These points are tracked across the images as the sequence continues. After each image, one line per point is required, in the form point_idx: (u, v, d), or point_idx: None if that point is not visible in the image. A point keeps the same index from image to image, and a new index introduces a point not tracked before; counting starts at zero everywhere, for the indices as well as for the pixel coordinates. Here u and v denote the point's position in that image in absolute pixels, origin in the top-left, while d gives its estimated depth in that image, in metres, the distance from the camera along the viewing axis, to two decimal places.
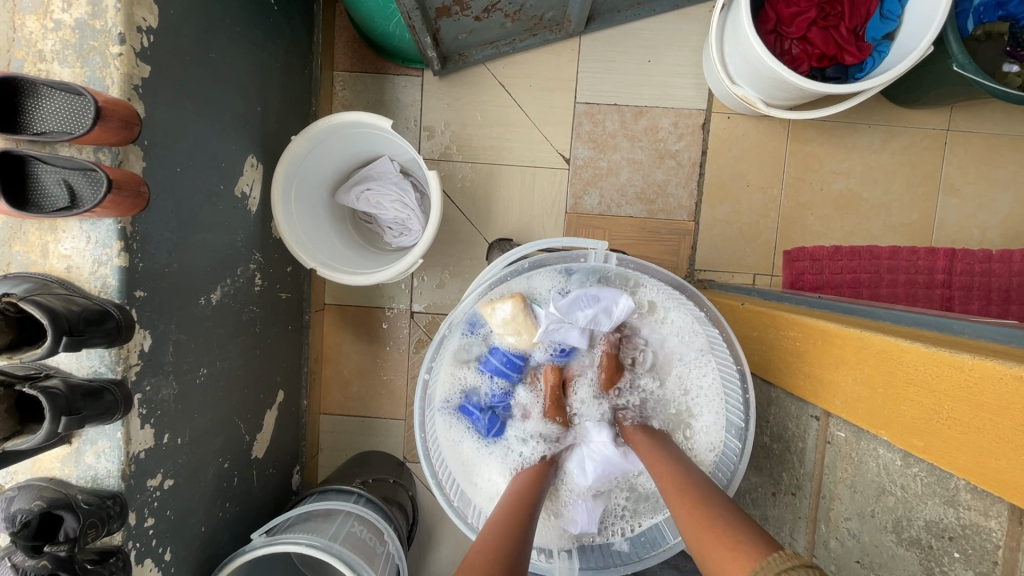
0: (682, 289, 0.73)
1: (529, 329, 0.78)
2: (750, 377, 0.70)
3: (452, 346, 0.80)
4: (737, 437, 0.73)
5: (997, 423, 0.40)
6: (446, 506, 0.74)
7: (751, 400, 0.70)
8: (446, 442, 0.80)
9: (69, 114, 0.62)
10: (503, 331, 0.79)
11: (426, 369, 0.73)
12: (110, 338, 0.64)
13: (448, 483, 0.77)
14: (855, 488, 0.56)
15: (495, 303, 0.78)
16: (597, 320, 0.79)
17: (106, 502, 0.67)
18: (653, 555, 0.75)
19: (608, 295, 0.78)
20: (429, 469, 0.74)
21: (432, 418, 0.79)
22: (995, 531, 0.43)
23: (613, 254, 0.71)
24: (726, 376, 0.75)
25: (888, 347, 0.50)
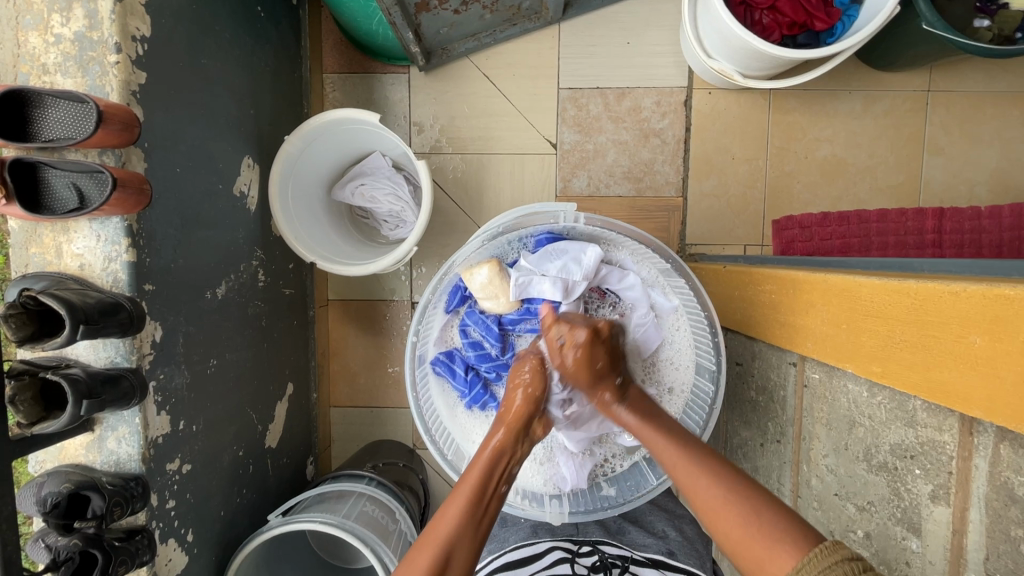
0: (648, 242, 0.76)
1: (504, 291, 0.81)
2: (717, 321, 0.73)
3: (437, 312, 0.84)
4: (709, 379, 0.76)
5: (940, 339, 0.42)
6: (438, 458, 0.78)
7: (720, 343, 0.73)
8: (436, 402, 0.84)
9: (74, 120, 0.67)
10: (481, 295, 0.82)
11: (413, 331, 0.78)
12: (123, 327, 0.68)
13: (440, 438, 0.80)
14: (829, 424, 0.59)
15: (473, 268, 0.82)
16: (567, 271, 0.79)
17: (129, 483, 0.71)
18: (638, 496, 0.78)
19: (576, 247, 0.80)
20: (422, 425, 0.79)
21: (422, 379, 0.83)
22: (948, 444, 0.46)
23: (581, 214, 0.76)
24: (696, 321, 0.77)
25: (848, 285, 0.53)
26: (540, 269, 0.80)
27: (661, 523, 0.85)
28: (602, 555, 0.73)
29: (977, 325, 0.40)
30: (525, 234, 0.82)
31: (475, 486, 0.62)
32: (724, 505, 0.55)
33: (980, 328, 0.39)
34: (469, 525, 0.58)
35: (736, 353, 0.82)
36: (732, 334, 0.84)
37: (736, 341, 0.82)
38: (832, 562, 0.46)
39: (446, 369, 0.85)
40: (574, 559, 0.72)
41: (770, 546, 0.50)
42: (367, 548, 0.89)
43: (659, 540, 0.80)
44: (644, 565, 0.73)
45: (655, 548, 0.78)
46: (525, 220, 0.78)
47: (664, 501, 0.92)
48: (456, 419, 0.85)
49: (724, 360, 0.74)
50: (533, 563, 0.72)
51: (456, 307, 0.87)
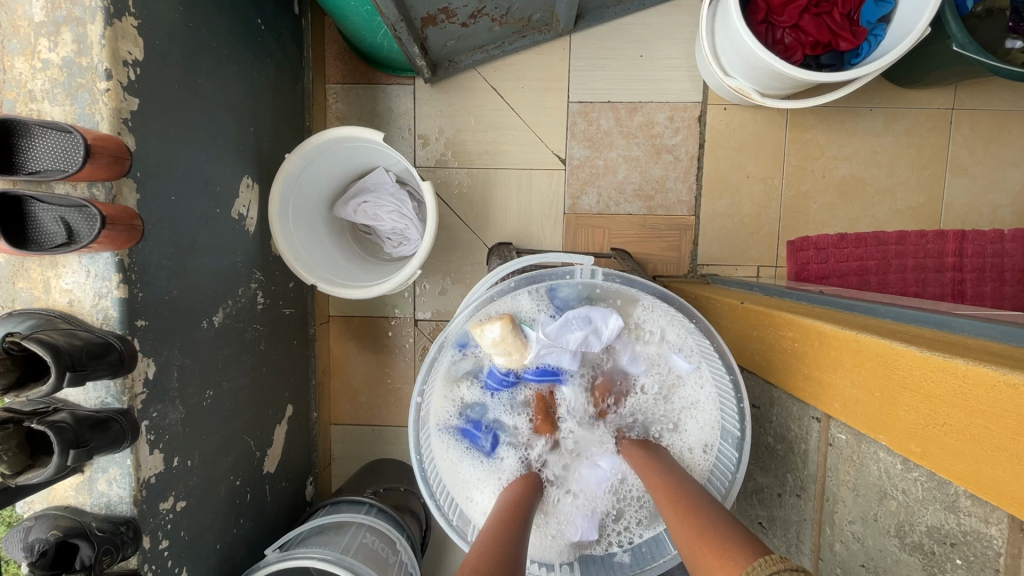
0: (672, 303, 0.72)
1: (518, 347, 0.77)
2: (743, 387, 0.70)
3: (444, 369, 0.80)
4: (733, 446, 0.73)
5: (992, 431, 0.39)
6: (445, 526, 0.74)
7: (746, 411, 0.69)
8: (443, 464, 0.80)
9: (62, 153, 0.63)
10: (492, 351, 0.78)
11: (418, 392, 0.74)
12: (113, 369, 0.65)
13: (446, 503, 0.77)
14: (857, 491, 0.56)
15: (484, 324, 0.77)
16: (588, 342, 0.76)
17: (120, 528, 0.69)
18: (654, 565, 0.74)
19: (599, 315, 0.77)
20: (425, 490, 0.75)
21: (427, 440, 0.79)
22: (995, 538, 0.42)
23: (598, 270, 0.70)
24: (722, 387, 0.73)
25: (883, 351, 0.50)
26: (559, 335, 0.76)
27: None
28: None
29: None
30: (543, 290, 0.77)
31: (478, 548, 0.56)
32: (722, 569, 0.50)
33: None
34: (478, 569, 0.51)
35: (753, 395, 0.79)
36: (749, 374, 0.80)
37: (753, 383, 0.79)
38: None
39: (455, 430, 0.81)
40: None
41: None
42: None
43: None
44: None
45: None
46: (542, 278, 0.73)
47: None
48: (459, 477, 0.81)
49: (749, 429, 0.70)
50: None
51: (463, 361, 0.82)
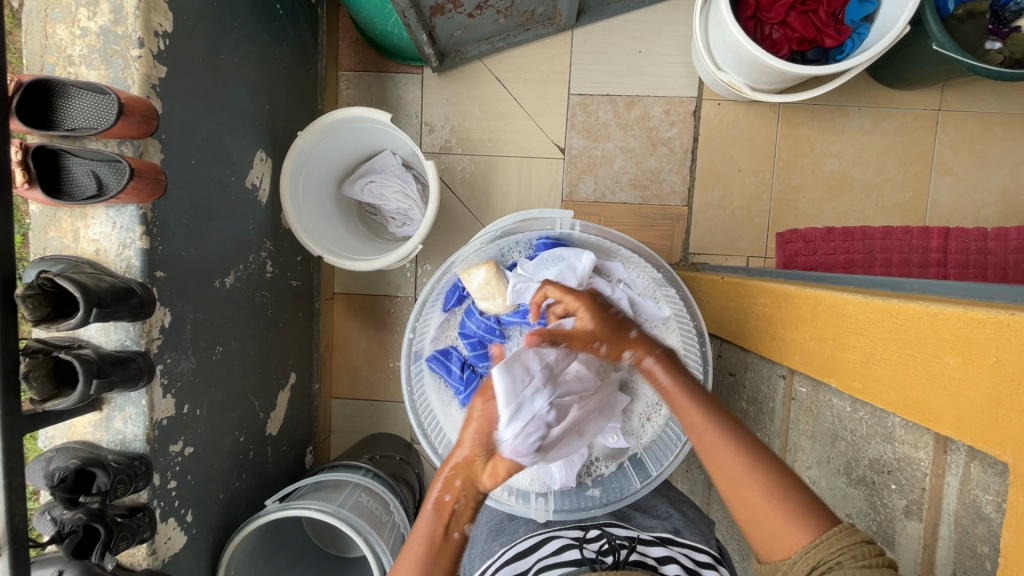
0: (641, 252, 0.79)
1: (501, 292, 0.83)
2: (705, 330, 0.75)
3: (435, 310, 0.86)
4: None
5: (917, 357, 0.44)
6: (429, 453, 0.79)
7: (707, 352, 0.75)
8: (430, 399, 0.85)
9: (96, 112, 0.69)
10: (479, 295, 0.84)
11: (410, 325, 0.80)
12: (134, 311, 0.71)
13: (432, 432, 0.82)
14: (814, 437, 0.60)
15: (472, 269, 0.84)
16: (562, 278, 0.80)
17: (133, 462, 0.74)
18: (622, 497, 0.80)
19: (571, 254, 0.81)
20: (414, 419, 0.80)
21: (417, 375, 0.85)
22: (923, 461, 0.47)
23: (576, 221, 0.79)
24: (687, 330, 0.77)
25: (834, 301, 0.55)
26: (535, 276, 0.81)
27: (663, 504, 0.83)
28: (609, 538, 0.70)
29: (951, 345, 0.41)
30: (526, 239, 0.85)
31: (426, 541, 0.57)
32: (748, 477, 0.53)
33: (953, 349, 0.40)
34: None
35: (730, 364, 0.83)
36: (726, 344, 0.85)
37: (730, 352, 0.83)
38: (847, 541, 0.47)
39: (442, 367, 0.87)
40: (580, 544, 0.70)
41: (787, 521, 0.50)
42: (360, 538, 0.92)
43: (663, 520, 0.79)
44: (652, 543, 0.71)
45: (661, 527, 0.76)
46: (524, 224, 0.81)
47: None
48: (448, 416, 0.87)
49: (711, 371, 0.75)
50: (539, 551, 0.70)
51: (453, 306, 0.89)
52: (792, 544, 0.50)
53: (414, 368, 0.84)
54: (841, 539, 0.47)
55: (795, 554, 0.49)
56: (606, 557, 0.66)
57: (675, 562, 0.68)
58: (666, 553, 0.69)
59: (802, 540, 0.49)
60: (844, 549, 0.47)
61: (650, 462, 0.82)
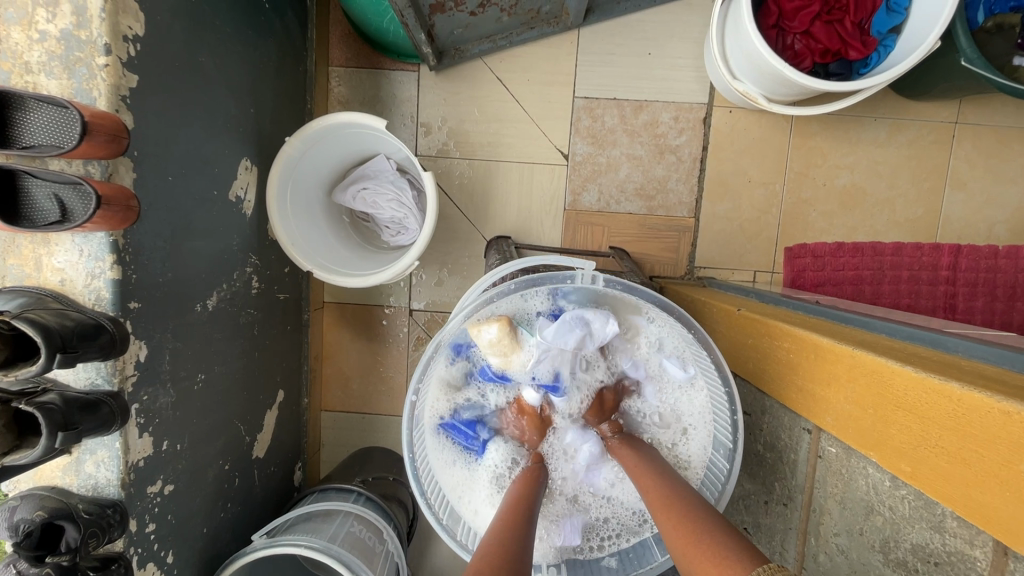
0: (672, 313, 0.72)
1: (515, 349, 0.76)
2: (737, 399, 0.70)
3: (438, 366, 0.78)
4: (724, 456, 0.74)
5: (983, 456, 0.39)
6: (435, 525, 0.74)
7: (739, 422, 0.71)
8: (433, 461, 0.80)
9: (58, 129, 0.62)
10: (489, 352, 0.77)
11: (413, 392, 0.72)
12: (105, 351, 0.65)
13: (436, 501, 0.76)
14: (844, 504, 0.56)
15: (481, 323, 0.76)
16: (584, 343, 0.76)
17: (106, 510, 0.68)
18: (643, 572, 0.75)
19: (593, 315, 0.76)
20: (417, 487, 0.75)
21: (419, 437, 0.78)
22: (979, 561, 0.43)
23: (601, 275, 0.70)
24: (716, 396, 0.74)
25: (878, 369, 0.50)
26: (556, 339, 0.75)
27: None
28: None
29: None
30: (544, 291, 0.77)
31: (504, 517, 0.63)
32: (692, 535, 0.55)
33: None
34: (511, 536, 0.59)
35: (745, 403, 0.79)
36: (741, 381, 0.81)
37: (745, 390, 0.79)
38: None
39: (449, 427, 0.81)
40: None
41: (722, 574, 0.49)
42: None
43: None
44: None
45: None
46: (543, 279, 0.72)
47: None
48: (452, 478, 0.81)
49: (740, 440, 0.72)
50: None
51: (459, 360, 0.81)
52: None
53: (416, 431, 0.78)
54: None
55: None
56: None
57: None
58: None
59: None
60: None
61: None
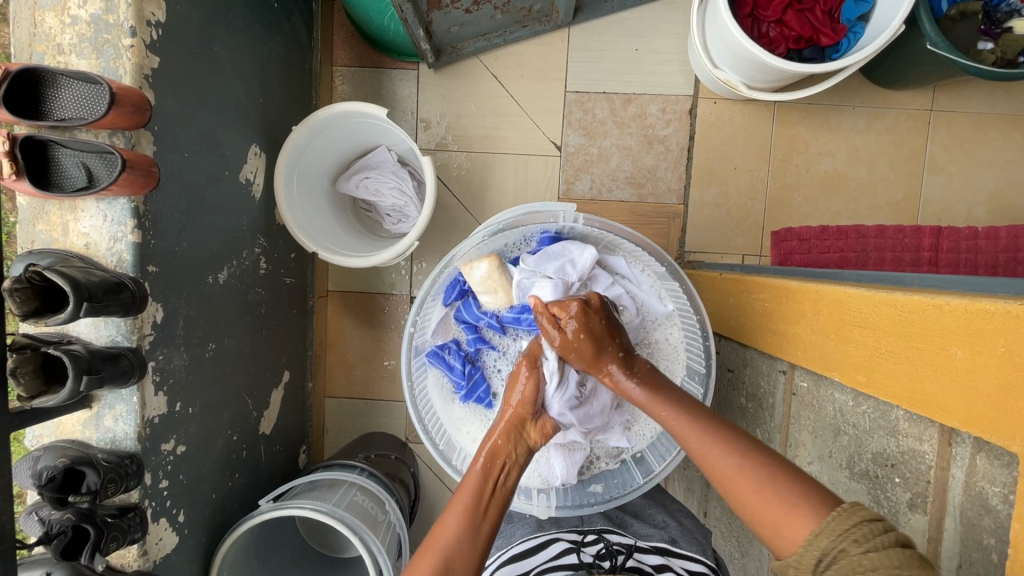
0: (645, 246, 0.78)
1: (504, 285, 0.82)
2: (708, 325, 0.75)
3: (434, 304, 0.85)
4: (698, 382, 0.78)
5: (923, 350, 0.44)
6: (429, 448, 0.80)
7: (710, 347, 0.75)
8: (431, 393, 0.86)
9: (87, 102, 0.68)
10: (480, 289, 0.83)
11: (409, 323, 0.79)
12: (126, 307, 0.69)
13: (432, 428, 0.83)
14: (815, 432, 0.61)
15: (473, 263, 0.83)
16: (564, 272, 0.80)
17: (124, 460, 0.73)
18: (624, 494, 0.80)
19: (573, 248, 0.81)
20: (415, 414, 0.81)
21: (418, 369, 0.85)
22: (928, 454, 0.47)
23: (580, 215, 0.78)
24: (689, 326, 0.79)
25: (837, 296, 0.55)
26: (538, 270, 0.81)
27: (661, 514, 0.83)
28: (607, 543, 0.70)
29: (958, 337, 0.41)
30: (528, 232, 0.84)
31: (473, 492, 0.61)
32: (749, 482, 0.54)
33: (962, 341, 0.41)
34: (471, 530, 0.58)
35: (729, 360, 0.83)
36: (725, 341, 0.85)
37: (729, 348, 0.83)
38: (849, 526, 0.47)
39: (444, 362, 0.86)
40: (579, 548, 0.70)
41: (789, 512, 0.50)
42: (357, 537, 0.91)
43: (660, 529, 0.79)
44: (648, 551, 0.70)
45: (657, 536, 0.76)
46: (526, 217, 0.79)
47: (665, 497, 0.89)
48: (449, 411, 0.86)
49: (714, 365, 0.76)
50: (540, 555, 0.70)
51: (453, 300, 0.88)
52: (797, 537, 0.49)
53: (414, 363, 0.84)
54: (846, 521, 0.47)
55: (801, 549, 0.49)
56: (603, 562, 0.67)
57: (671, 571, 0.67)
58: (663, 562, 0.69)
59: (805, 532, 0.49)
60: (847, 534, 0.47)
61: (653, 458, 0.82)
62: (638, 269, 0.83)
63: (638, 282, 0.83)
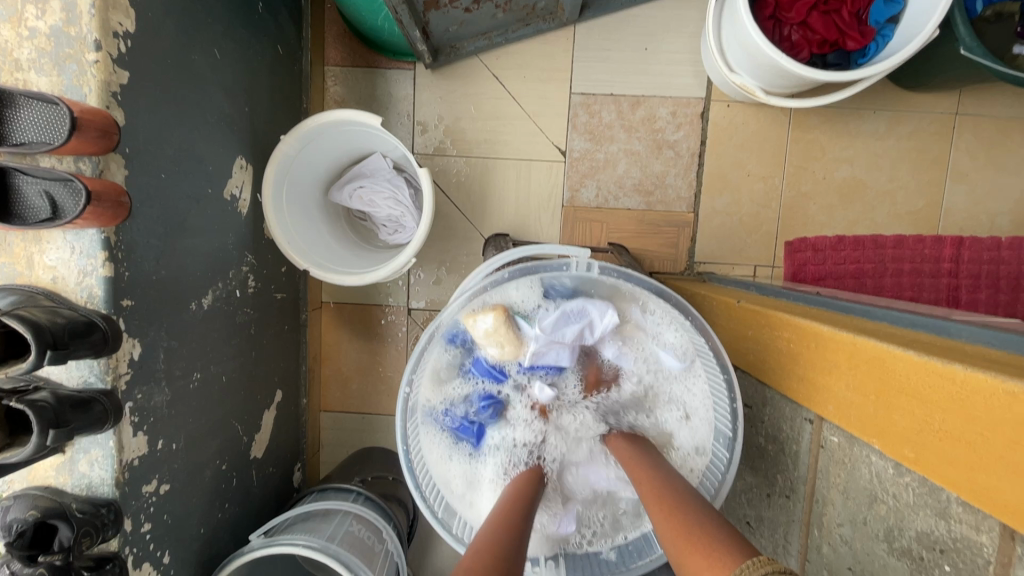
0: (669, 302, 0.71)
1: (511, 340, 0.77)
2: (736, 387, 0.70)
3: (434, 357, 0.79)
4: (725, 445, 0.73)
5: (989, 439, 0.39)
6: (428, 518, 0.74)
7: (738, 409, 0.71)
8: (430, 452, 0.80)
9: (47, 125, 0.61)
10: (485, 342, 0.77)
11: (405, 384, 0.73)
12: (97, 348, 0.64)
13: (431, 494, 0.76)
14: (847, 494, 0.55)
15: (477, 314, 0.77)
16: (581, 336, 0.78)
17: (100, 510, 0.68)
18: (640, 565, 0.75)
19: (591, 308, 0.78)
20: (411, 482, 0.74)
21: (415, 428, 0.79)
22: (986, 547, 0.42)
23: (595, 264, 0.71)
24: (716, 386, 0.74)
25: (880, 354, 0.49)
26: (553, 333, 0.77)
27: None
28: None
29: None
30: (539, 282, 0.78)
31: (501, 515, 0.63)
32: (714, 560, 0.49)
33: None
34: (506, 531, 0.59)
35: (745, 395, 0.79)
36: (742, 374, 0.80)
37: (746, 382, 0.78)
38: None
39: (444, 420, 0.81)
40: None
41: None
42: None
43: None
44: None
45: None
46: (540, 270, 0.73)
47: None
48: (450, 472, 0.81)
49: (740, 429, 0.71)
50: None
51: (454, 352, 0.82)
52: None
53: (410, 423, 0.78)
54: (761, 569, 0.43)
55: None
56: None
57: None
58: None
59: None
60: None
61: None
62: (657, 322, 0.77)
63: (654, 335, 0.78)
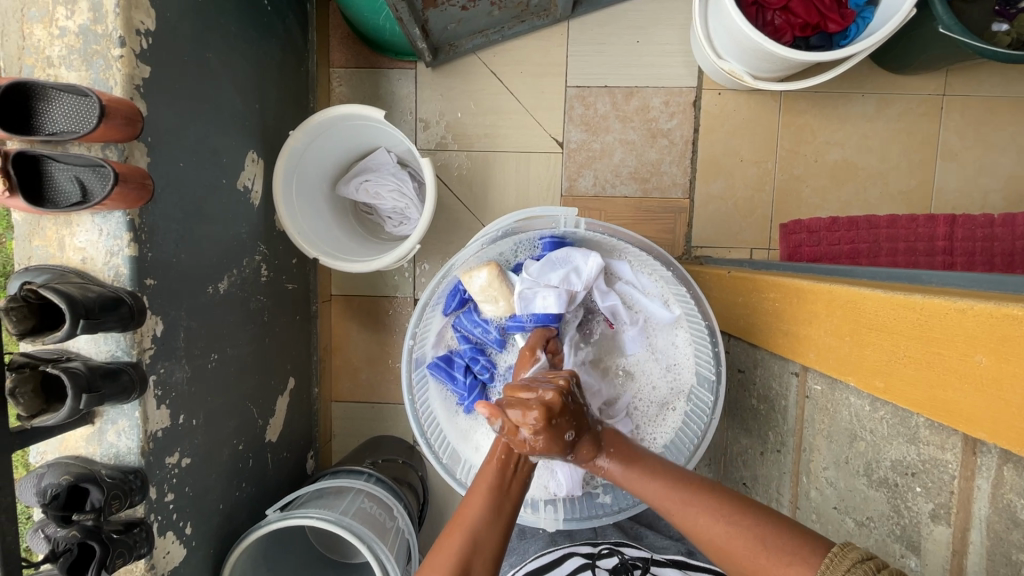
0: (652, 251, 0.75)
1: (505, 294, 0.81)
2: (718, 331, 0.72)
3: (435, 313, 0.85)
4: (708, 390, 0.76)
5: (945, 356, 0.43)
6: (432, 461, 0.77)
7: (721, 353, 0.72)
8: (434, 406, 0.84)
9: (78, 115, 0.67)
10: (481, 298, 0.82)
11: (409, 335, 0.78)
12: (123, 322, 0.69)
13: (436, 442, 0.80)
14: (830, 437, 0.60)
15: (472, 271, 0.82)
16: (569, 281, 0.80)
17: (127, 476, 0.72)
18: (633, 506, 0.77)
19: (577, 256, 0.81)
20: (416, 428, 0.78)
21: (419, 380, 0.83)
22: (951, 463, 0.47)
23: (582, 219, 0.76)
24: (697, 331, 0.76)
25: (853, 297, 0.53)
26: (541, 280, 0.80)
27: None
28: (622, 556, 0.71)
29: (983, 344, 0.40)
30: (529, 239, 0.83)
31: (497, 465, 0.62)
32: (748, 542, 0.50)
33: (987, 348, 0.39)
34: (497, 500, 0.59)
35: (739, 360, 0.82)
36: (735, 340, 0.83)
37: (739, 348, 0.81)
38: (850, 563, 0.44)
39: (446, 374, 0.85)
40: (594, 564, 0.71)
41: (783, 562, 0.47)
42: (365, 546, 0.90)
43: (676, 542, 0.81)
44: (666, 565, 0.71)
45: (674, 549, 0.79)
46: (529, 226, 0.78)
47: None
48: (453, 423, 0.85)
49: (724, 371, 0.73)
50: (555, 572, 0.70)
51: (454, 309, 0.88)
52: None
53: (415, 375, 0.83)
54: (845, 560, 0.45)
55: None
56: None
57: None
58: None
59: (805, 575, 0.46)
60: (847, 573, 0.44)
61: None
62: (643, 274, 0.82)
63: (641, 287, 0.83)
